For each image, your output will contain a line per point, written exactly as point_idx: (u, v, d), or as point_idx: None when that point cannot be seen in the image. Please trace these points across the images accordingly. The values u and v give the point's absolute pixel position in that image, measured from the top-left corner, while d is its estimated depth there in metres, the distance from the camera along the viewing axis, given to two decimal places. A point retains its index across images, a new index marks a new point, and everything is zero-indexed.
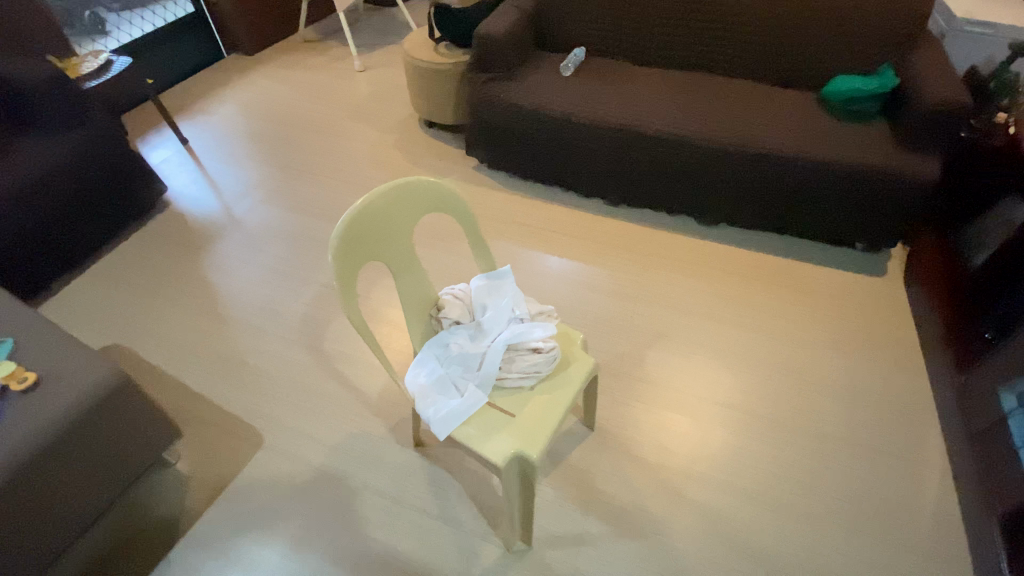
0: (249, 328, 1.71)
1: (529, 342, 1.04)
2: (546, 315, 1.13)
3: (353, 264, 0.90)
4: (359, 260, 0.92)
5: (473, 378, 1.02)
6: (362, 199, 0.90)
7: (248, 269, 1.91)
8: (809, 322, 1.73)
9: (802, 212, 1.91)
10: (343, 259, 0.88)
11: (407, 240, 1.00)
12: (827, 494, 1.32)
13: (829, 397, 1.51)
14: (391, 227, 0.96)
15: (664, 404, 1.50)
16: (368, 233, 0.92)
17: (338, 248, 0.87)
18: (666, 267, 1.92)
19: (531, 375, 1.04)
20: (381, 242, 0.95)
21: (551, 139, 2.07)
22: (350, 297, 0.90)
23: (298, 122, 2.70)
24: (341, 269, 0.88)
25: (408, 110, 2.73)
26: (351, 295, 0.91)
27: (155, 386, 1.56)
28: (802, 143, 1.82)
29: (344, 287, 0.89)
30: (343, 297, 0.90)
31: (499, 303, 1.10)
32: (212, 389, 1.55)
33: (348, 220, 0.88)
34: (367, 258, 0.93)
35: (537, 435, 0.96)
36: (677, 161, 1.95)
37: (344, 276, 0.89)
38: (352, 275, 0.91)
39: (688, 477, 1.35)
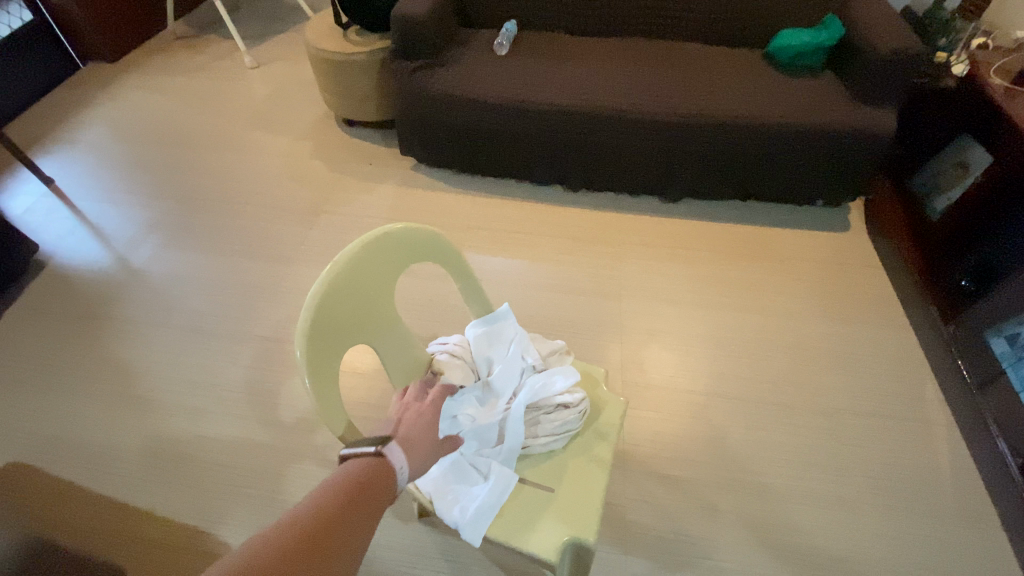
0: (187, 409, 1.42)
1: (552, 397, 0.88)
2: (555, 357, 0.98)
3: (328, 355, 0.67)
4: (334, 348, 0.68)
5: (495, 453, 0.85)
6: (330, 265, 0.67)
7: (167, 335, 1.59)
8: (792, 290, 1.69)
9: (767, 177, 1.84)
10: (315, 354, 0.64)
11: (389, 306, 0.78)
12: (852, 475, 1.30)
13: (829, 369, 1.49)
14: (369, 294, 0.73)
15: (674, 408, 1.41)
16: (340, 310, 0.68)
17: (307, 340, 0.63)
18: (642, 252, 1.80)
19: (561, 435, 0.89)
20: (356, 316, 0.72)
21: (497, 129, 1.85)
22: (331, 401, 0.66)
23: (191, 140, 2.28)
24: (314, 369, 0.64)
25: (320, 109, 2.39)
26: (333, 398, 0.67)
27: (80, 509, 1.26)
28: (763, 104, 1.72)
29: (320, 391, 0.65)
30: (323, 404, 0.65)
31: (505, 352, 0.91)
32: (158, 497, 1.27)
33: (317, 298, 0.64)
34: (343, 344, 0.70)
35: (585, 512, 0.82)
36: (638, 139, 1.79)
37: (319, 375, 0.64)
38: (329, 370, 0.67)
39: (718, 486, 1.28)
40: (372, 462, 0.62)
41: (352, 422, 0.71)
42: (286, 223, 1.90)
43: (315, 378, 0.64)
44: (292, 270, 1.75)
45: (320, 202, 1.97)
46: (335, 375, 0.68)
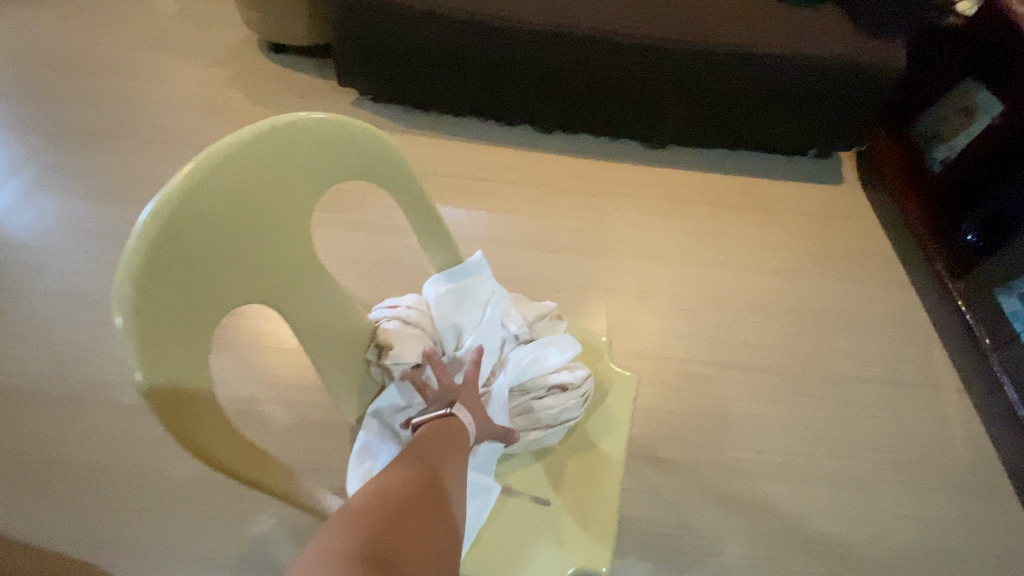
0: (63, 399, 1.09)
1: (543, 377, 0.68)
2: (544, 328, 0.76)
3: (187, 318, 0.40)
4: (199, 311, 0.41)
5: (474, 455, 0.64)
6: (186, 170, 0.39)
7: (37, 305, 1.24)
8: (789, 247, 1.53)
9: (762, 121, 1.64)
10: (156, 321, 0.37)
11: (300, 250, 0.51)
12: (864, 449, 1.16)
13: (833, 332, 1.35)
14: (261, 229, 0.46)
15: (670, 379, 1.23)
16: (211, 234, 0.41)
17: (139, 296, 0.36)
18: (626, 203, 1.58)
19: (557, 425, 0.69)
20: (246, 247, 0.44)
21: (458, 53, 1.54)
22: (195, 403, 0.40)
23: (73, 63, 1.83)
24: (156, 348, 0.37)
25: (240, 30, 1.97)
26: (198, 376, 0.40)
27: None
28: (765, 32, 1.49)
29: (173, 376, 0.38)
30: (176, 387, 0.38)
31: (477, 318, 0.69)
32: (39, 514, 1.00)
33: (161, 224, 0.37)
34: (215, 305, 0.43)
35: (597, 533, 0.65)
36: (621, 70, 1.53)
37: (167, 358, 0.38)
38: (192, 344, 0.40)
39: (725, 468, 1.11)
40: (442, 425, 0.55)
41: (249, 440, 0.45)
42: None
43: (157, 362, 0.37)
44: None
45: None
46: (200, 357, 0.41)
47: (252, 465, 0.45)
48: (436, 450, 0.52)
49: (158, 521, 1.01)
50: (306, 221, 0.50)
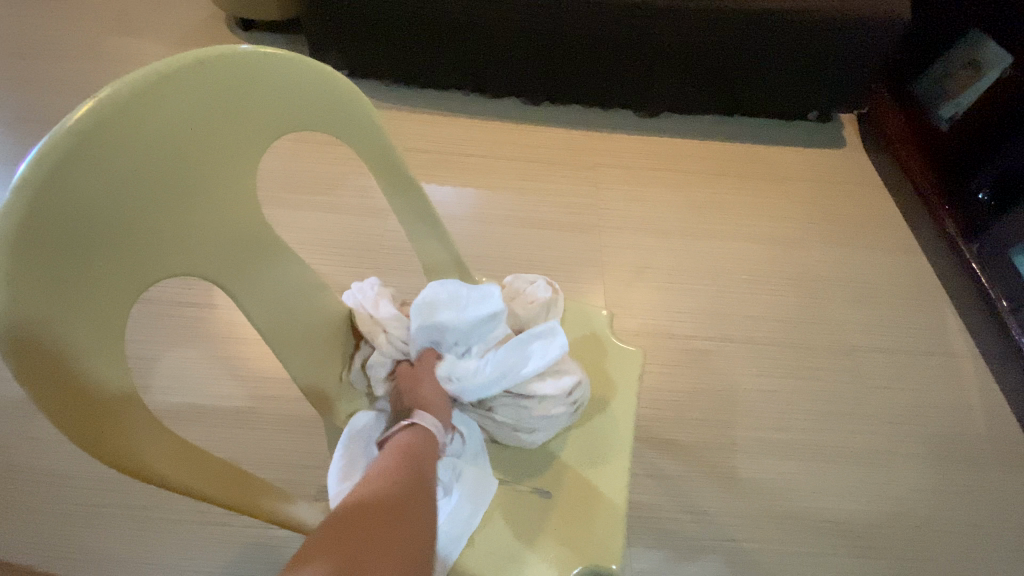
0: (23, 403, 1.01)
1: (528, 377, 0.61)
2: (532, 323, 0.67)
3: (88, 294, 0.33)
4: (104, 286, 0.34)
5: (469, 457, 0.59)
6: (76, 112, 0.31)
7: None
8: (791, 215, 1.46)
9: (760, 84, 1.56)
10: (44, 301, 0.30)
11: (236, 214, 0.44)
12: (879, 422, 1.11)
13: (842, 301, 1.29)
14: (182, 188, 0.39)
15: (672, 357, 1.17)
16: (116, 192, 0.34)
17: (19, 269, 0.29)
18: (620, 176, 1.50)
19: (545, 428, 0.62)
20: (164, 209, 0.38)
21: (435, 21, 1.44)
22: (107, 401, 0.34)
23: (25, 49, 1.72)
24: (45, 334, 0.30)
25: (206, 8, 1.86)
26: (105, 361, 0.34)
27: None
28: None
29: (67, 362, 0.32)
30: (72, 375, 0.32)
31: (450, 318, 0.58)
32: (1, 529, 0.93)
33: (43, 183, 0.30)
34: (127, 276, 0.36)
35: (605, 535, 0.59)
36: (612, 33, 1.44)
37: (61, 345, 0.31)
38: (95, 321, 0.34)
39: (734, 448, 1.06)
40: (408, 436, 0.50)
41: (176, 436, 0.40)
42: None
43: (46, 351, 0.30)
44: None
45: None
46: (107, 339, 0.35)
47: (179, 463, 0.39)
48: (414, 461, 0.47)
49: (133, 531, 0.94)
50: (239, 179, 0.43)
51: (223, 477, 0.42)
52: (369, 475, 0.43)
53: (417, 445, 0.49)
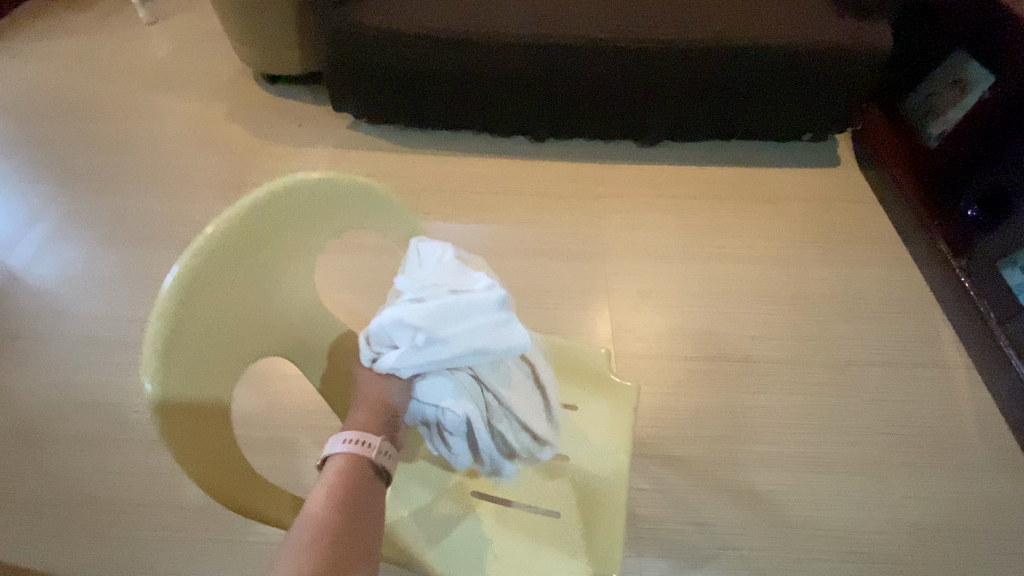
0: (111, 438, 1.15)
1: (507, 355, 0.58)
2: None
3: (203, 373, 0.47)
4: (211, 362, 0.48)
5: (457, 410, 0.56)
6: (212, 223, 0.47)
7: (59, 350, 1.30)
8: (786, 235, 1.54)
9: (752, 112, 1.65)
10: (180, 349, 0.44)
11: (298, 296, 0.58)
12: (872, 433, 1.17)
13: (836, 318, 1.36)
14: (265, 276, 0.53)
15: (673, 377, 1.25)
16: (219, 298, 0.48)
17: (170, 328, 0.43)
18: (620, 205, 1.60)
19: (538, 409, 0.62)
20: (251, 304, 0.52)
21: (444, 71, 1.57)
22: (210, 428, 0.48)
23: (74, 110, 1.89)
24: (178, 373, 0.44)
25: (234, 64, 2.03)
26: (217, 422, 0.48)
27: None
28: (747, 24, 1.50)
29: (192, 425, 0.46)
30: (197, 433, 0.46)
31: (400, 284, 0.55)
32: (77, 554, 1.05)
33: (193, 273, 0.45)
34: (226, 354, 0.50)
35: (606, 541, 0.67)
36: (608, 74, 1.55)
37: (186, 382, 0.45)
38: (208, 393, 0.48)
39: (733, 462, 1.13)
40: (341, 474, 0.50)
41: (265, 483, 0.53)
42: (203, 200, 1.59)
43: (175, 406, 0.44)
44: None
45: (241, 175, 1.65)
46: (214, 399, 0.49)
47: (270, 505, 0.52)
48: (361, 487, 0.50)
49: (190, 552, 1.06)
50: (302, 269, 0.58)
51: (276, 497, 0.53)
52: (317, 496, 0.48)
53: (363, 463, 0.51)
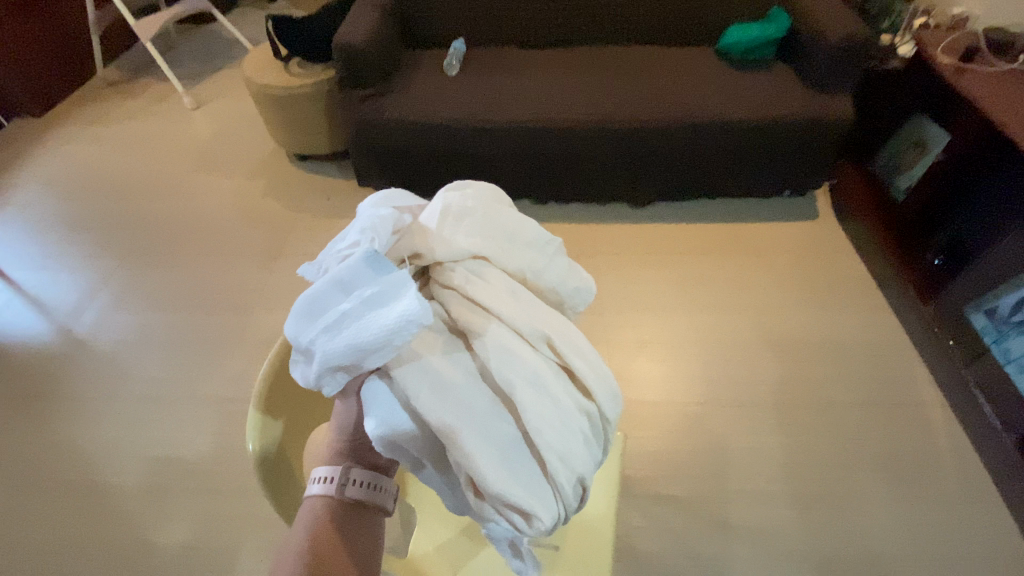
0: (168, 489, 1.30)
1: (455, 370, 0.45)
2: (492, 309, 0.48)
3: (287, 436, 0.66)
4: (292, 428, 0.68)
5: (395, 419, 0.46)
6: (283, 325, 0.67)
7: (121, 408, 1.46)
8: (769, 284, 1.67)
9: (733, 174, 1.83)
10: (271, 418, 0.64)
11: None
12: (855, 470, 1.27)
13: (818, 361, 1.47)
14: None
15: (668, 421, 1.37)
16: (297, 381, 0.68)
17: (263, 395, 0.64)
18: (617, 261, 1.76)
19: (511, 463, 0.44)
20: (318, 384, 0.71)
21: (455, 150, 1.77)
22: (290, 471, 0.66)
23: (128, 190, 2.14)
24: (269, 429, 0.63)
25: (268, 144, 2.28)
26: (294, 471, 0.67)
27: None
28: (720, 102, 1.70)
29: (279, 474, 0.64)
30: (281, 478, 0.64)
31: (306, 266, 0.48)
32: None
33: (280, 349, 0.66)
34: (302, 422, 0.69)
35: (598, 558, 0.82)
36: (600, 148, 1.74)
37: (274, 439, 0.64)
38: (289, 450, 0.66)
39: (726, 500, 1.24)
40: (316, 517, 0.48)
41: None
42: (243, 269, 1.79)
43: (269, 460, 0.63)
44: (253, 320, 1.64)
45: (277, 245, 1.86)
46: (293, 456, 0.67)
47: None
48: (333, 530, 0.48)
49: None
50: None
51: None
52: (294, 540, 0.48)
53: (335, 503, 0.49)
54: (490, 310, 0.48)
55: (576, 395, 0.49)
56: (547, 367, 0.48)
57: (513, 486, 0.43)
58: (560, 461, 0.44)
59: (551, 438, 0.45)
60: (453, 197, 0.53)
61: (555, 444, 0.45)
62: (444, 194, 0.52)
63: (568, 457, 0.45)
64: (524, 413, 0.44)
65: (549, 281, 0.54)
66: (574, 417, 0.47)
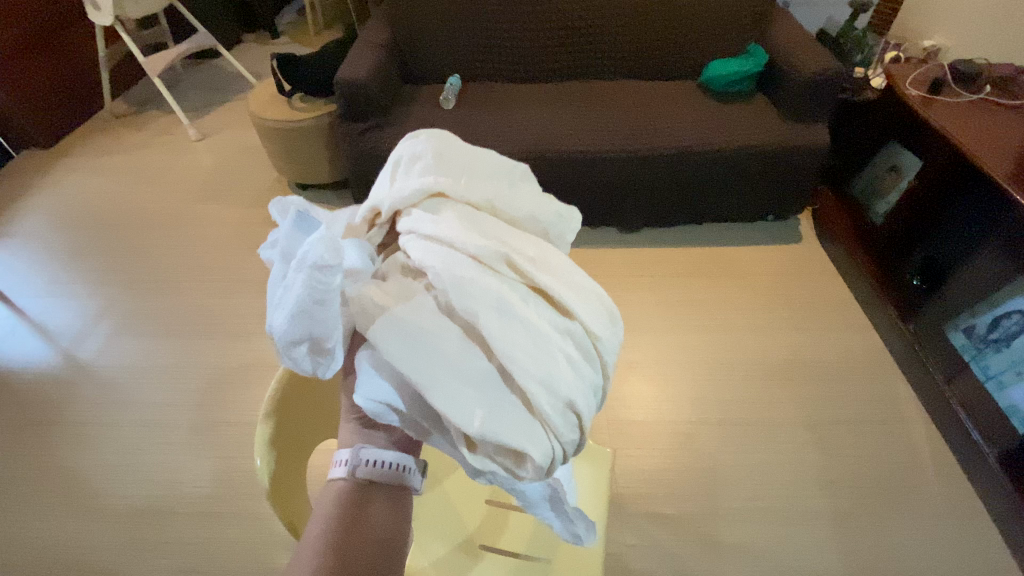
0: (168, 513, 1.31)
1: (418, 314, 0.46)
2: (448, 242, 0.49)
3: (290, 453, 0.70)
4: (296, 445, 0.71)
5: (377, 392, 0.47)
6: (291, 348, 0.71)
7: (123, 435, 1.48)
8: (756, 305, 1.73)
9: (718, 200, 1.90)
10: (276, 436, 0.68)
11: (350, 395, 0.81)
12: (844, 486, 1.30)
13: (805, 380, 1.51)
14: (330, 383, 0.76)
15: (660, 440, 1.40)
16: (303, 400, 0.72)
17: (270, 413, 0.67)
18: (608, 284, 1.81)
19: (487, 396, 0.44)
20: (321, 403, 0.75)
21: None
22: (292, 484, 0.70)
23: (134, 220, 2.20)
24: (274, 445, 0.67)
25: (270, 174, 2.36)
26: (296, 484, 0.71)
27: None
28: (704, 132, 1.78)
29: (282, 488, 0.68)
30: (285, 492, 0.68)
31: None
32: None
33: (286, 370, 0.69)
34: (305, 439, 0.73)
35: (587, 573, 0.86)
36: (591, 176, 1.81)
37: (278, 456, 0.67)
38: (291, 466, 0.70)
39: (719, 518, 1.26)
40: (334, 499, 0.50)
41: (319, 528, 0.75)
42: (246, 295, 1.84)
43: (273, 476, 0.66)
44: (254, 345, 1.68)
45: None
46: (295, 471, 0.71)
47: None
48: (350, 511, 0.49)
49: None
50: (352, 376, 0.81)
51: None
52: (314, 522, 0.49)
53: (352, 484, 0.50)
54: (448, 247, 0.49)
55: (552, 315, 0.49)
56: (511, 289, 0.48)
57: (494, 421, 0.44)
58: (540, 384, 0.45)
59: (524, 362, 0.45)
60: (405, 149, 0.56)
61: (530, 367, 0.45)
62: (398, 154, 0.57)
63: (549, 379, 0.45)
64: (491, 341, 0.44)
65: (518, 209, 0.55)
66: (549, 337, 0.47)
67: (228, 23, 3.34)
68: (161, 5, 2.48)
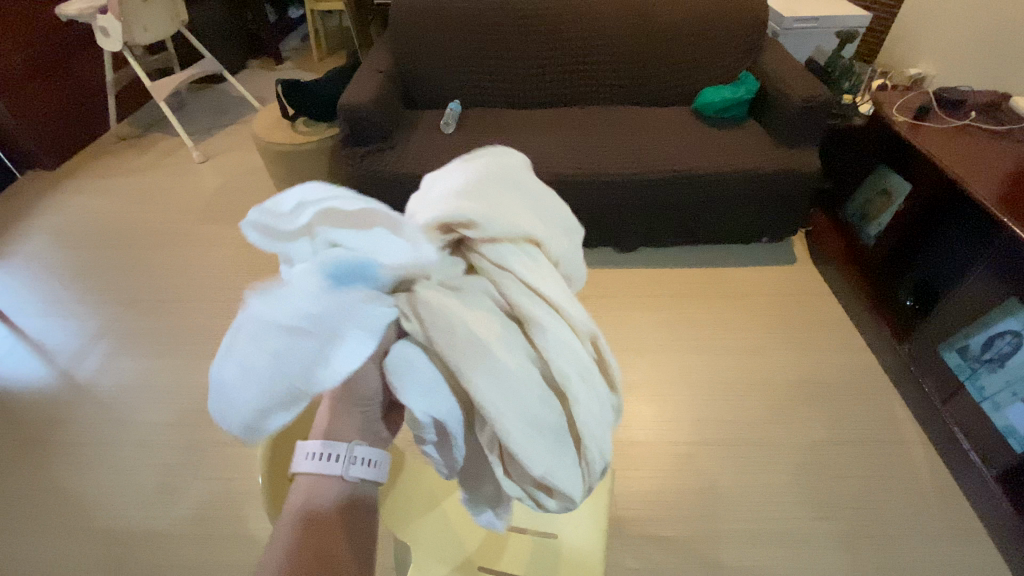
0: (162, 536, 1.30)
1: (515, 358, 0.46)
2: (545, 295, 0.50)
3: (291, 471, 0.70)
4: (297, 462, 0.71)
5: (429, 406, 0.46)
6: None
7: (118, 455, 1.47)
8: (753, 325, 1.75)
9: (713, 222, 1.94)
10: (278, 453, 0.68)
11: None
12: (844, 507, 1.30)
13: (802, 400, 1.52)
14: None
15: (659, 461, 1.40)
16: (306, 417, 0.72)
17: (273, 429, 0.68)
18: (606, 304, 1.83)
19: (540, 449, 0.46)
20: None
21: None
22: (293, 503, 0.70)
23: (136, 240, 2.22)
24: (274, 462, 0.67)
25: (272, 196, 2.39)
26: None
27: None
28: (698, 156, 1.82)
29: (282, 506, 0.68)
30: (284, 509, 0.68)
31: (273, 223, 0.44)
32: None
33: None
34: None
35: None
36: (588, 198, 1.84)
37: (279, 472, 0.67)
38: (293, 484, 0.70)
39: (719, 541, 1.25)
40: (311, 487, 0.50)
41: None
42: None
43: (273, 493, 0.66)
44: None
45: None
46: None
47: None
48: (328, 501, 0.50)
49: None
50: None
51: None
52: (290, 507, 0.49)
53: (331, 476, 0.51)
54: (517, 295, 0.49)
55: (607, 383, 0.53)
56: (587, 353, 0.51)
57: (555, 473, 0.47)
58: (597, 449, 0.49)
59: (593, 426, 0.49)
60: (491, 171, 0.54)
61: (595, 432, 0.49)
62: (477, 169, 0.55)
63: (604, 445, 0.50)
64: (579, 405, 0.48)
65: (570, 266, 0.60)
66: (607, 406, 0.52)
67: (234, 49, 3.42)
68: (169, 32, 2.54)
